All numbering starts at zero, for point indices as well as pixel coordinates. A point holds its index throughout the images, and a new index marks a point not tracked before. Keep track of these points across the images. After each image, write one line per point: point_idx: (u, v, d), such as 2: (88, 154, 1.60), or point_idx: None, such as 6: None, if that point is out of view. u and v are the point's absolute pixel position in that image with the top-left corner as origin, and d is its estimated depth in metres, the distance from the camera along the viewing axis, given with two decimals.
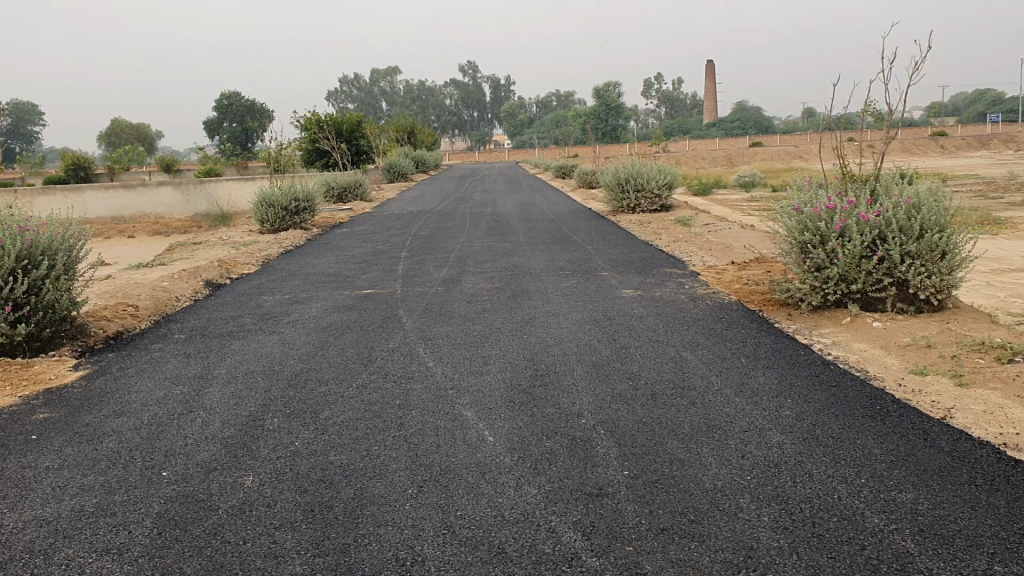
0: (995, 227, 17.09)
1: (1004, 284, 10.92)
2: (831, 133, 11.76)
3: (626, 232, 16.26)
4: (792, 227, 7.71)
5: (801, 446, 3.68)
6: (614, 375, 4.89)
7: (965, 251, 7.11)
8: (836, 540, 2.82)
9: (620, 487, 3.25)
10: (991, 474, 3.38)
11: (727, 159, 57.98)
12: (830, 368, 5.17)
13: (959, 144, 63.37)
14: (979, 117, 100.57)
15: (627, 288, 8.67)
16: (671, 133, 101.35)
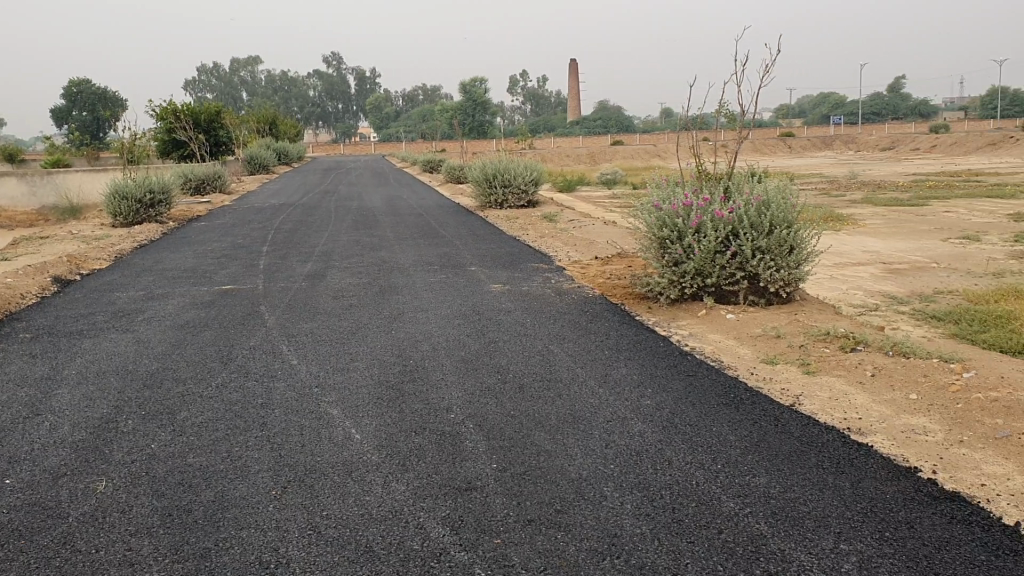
0: (838, 223, 18.09)
1: (847, 278, 11.57)
2: (687, 132, 12.17)
3: (492, 226, 16.36)
4: (651, 222, 7.92)
5: (661, 435, 3.80)
6: (481, 369, 4.91)
7: (810, 247, 7.51)
8: (694, 525, 2.92)
9: (488, 480, 3.27)
10: (837, 457, 3.58)
11: (590, 156, 59.13)
12: (688, 359, 5.36)
13: (806, 144, 66.66)
14: (824, 119, 106.12)
15: (495, 283, 8.72)
16: (537, 130, 102.57)
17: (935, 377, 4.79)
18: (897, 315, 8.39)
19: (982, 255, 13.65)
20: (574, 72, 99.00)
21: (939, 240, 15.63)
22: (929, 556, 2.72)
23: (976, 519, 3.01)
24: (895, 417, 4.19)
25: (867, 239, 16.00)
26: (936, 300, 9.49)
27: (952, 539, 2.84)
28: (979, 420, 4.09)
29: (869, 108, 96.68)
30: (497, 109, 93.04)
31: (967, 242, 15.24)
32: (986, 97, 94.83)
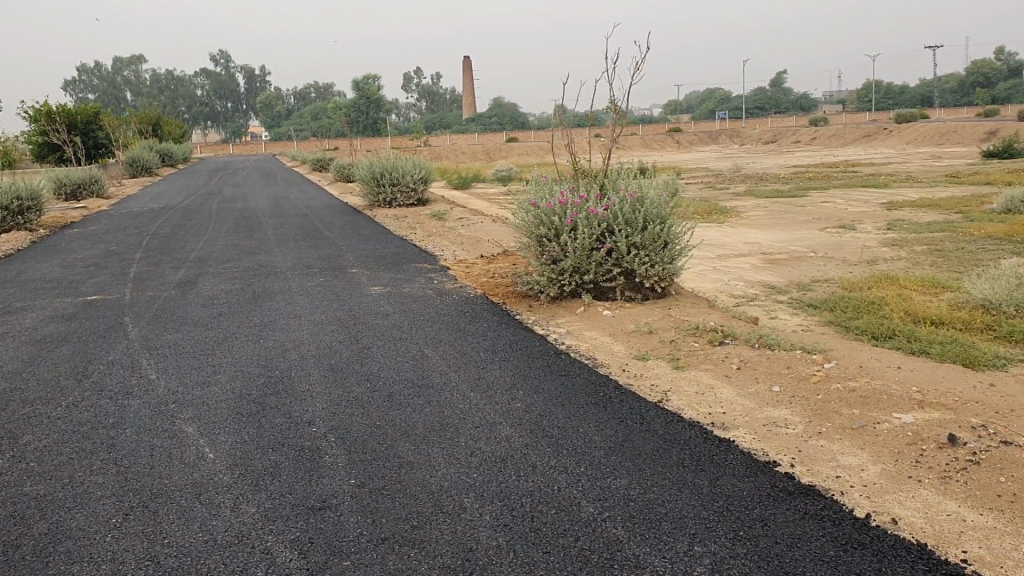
0: (722, 216, 18.52)
1: (729, 269, 11.80)
2: (570, 128, 12.23)
3: (381, 226, 16.13)
4: (529, 221, 7.89)
5: (527, 439, 3.75)
6: (350, 378, 4.78)
7: (683, 242, 7.64)
8: (551, 533, 2.87)
9: (343, 497, 3.16)
10: (698, 454, 3.60)
11: (485, 153, 59.15)
12: (562, 357, 5.35)
13: (694, 138, 68.24)
14: (710, 114, 109.02)
15: (375, 285, 8.57)
16: (432, 128, 102.18)
17: (797, 368, 4.90)
18: (773, 305, 8.60)
19: (856, 244, 14.17)
20: (467, 68, 98.82)
21: (817, 230, 16.16)
22: (780, 554, 2.74)
23: (828, 513, 3.08)
24: (757, 411, 4.26)
25: (750, 231, 16.41)
26: (813, 289, 9.78)
27: (803, 535, 2.88)
28: (837, 411, 4.19)
29: (753, 102, 99.70)
30: (391, 107, 92.23)
31: (843, 231, 15.79)
32: (861, 92, 99.03)
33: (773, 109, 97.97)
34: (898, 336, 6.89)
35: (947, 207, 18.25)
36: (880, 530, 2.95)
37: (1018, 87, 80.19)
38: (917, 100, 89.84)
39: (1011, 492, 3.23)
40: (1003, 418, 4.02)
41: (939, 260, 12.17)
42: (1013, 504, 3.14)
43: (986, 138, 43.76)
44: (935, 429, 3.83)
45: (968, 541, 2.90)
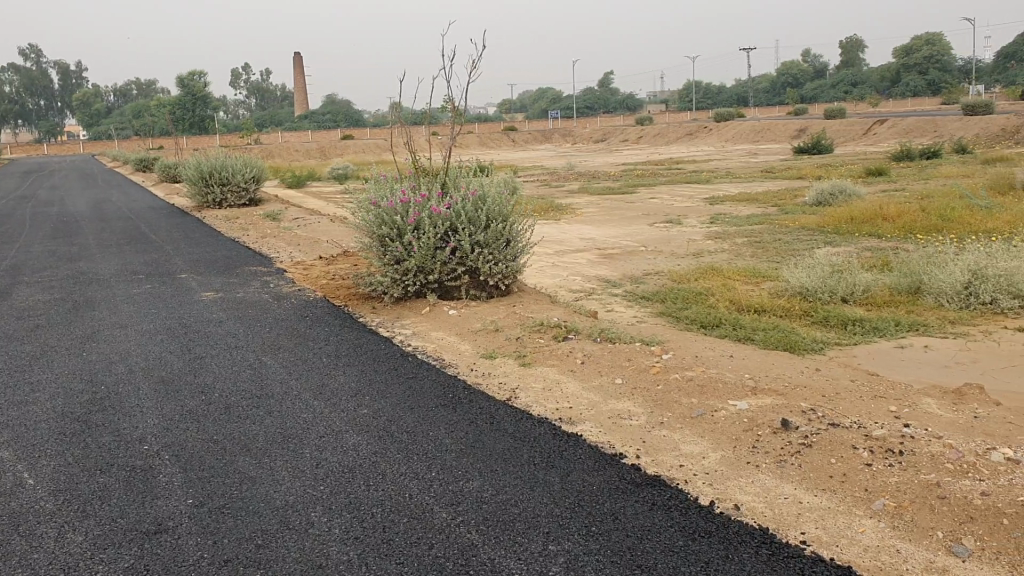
0: (558, 212, 18.87)
1: (566, 264, 12.02)
2: (406, 126, 12.13)
3: (211, 229, 15.49)
4: (370, 220, 7.72)
5: (376, 446, 3.67)
6: (184, 391, 4.53)
7: (524, 239, 7.75)
8: (404, 543, 2.81)
9: (181, 519, 2.98)
10: (548, 451, 3.61)
11: (320, 150, 57.99)
12: (407, 360, 5.28)
13: (528, 137, 69.34)
14: (541, 113, 111.21)
15: (207, 290, 8.21)
16: (263, 125, 99.47)
17: (638, 360, 5.01)
18: (610, 299, 8.83)
19: (684, 238, 14.77)
20: (298, 65, 96.64)
21: (648, 225, 16.72)
22: (632, 547, 2.79)
23: (675, 502, 3.16)
24: (602, 404, 4.33)
25: (585, 226, 16.80)
26: (646, 282, 10.09)
27: (653, 527, 2.95)
28: (677, 401, 4.31)
29: (582, 102, 102.34)
30: (219, 103, 89.00)
31: (670, 225, 16.42)
32: (683, 91, 103.43)
33: (602, 108, 100.96)
34: (724, 325, 7.24)
35: (764, 201, 19.30)
36: (723, 517, 3.06)
37: (823, 88, 85.96)
38: (734, 99, 94.71)
39: (841, 473, 3.42)
40: (829, 401, 4.26)
41: (759, 251, 12.84)
42: (843, 484, 3.34)
43: (796, 135, 46.62)
44: (768, 415, 4.00)
45: (805, 522, 3.05)
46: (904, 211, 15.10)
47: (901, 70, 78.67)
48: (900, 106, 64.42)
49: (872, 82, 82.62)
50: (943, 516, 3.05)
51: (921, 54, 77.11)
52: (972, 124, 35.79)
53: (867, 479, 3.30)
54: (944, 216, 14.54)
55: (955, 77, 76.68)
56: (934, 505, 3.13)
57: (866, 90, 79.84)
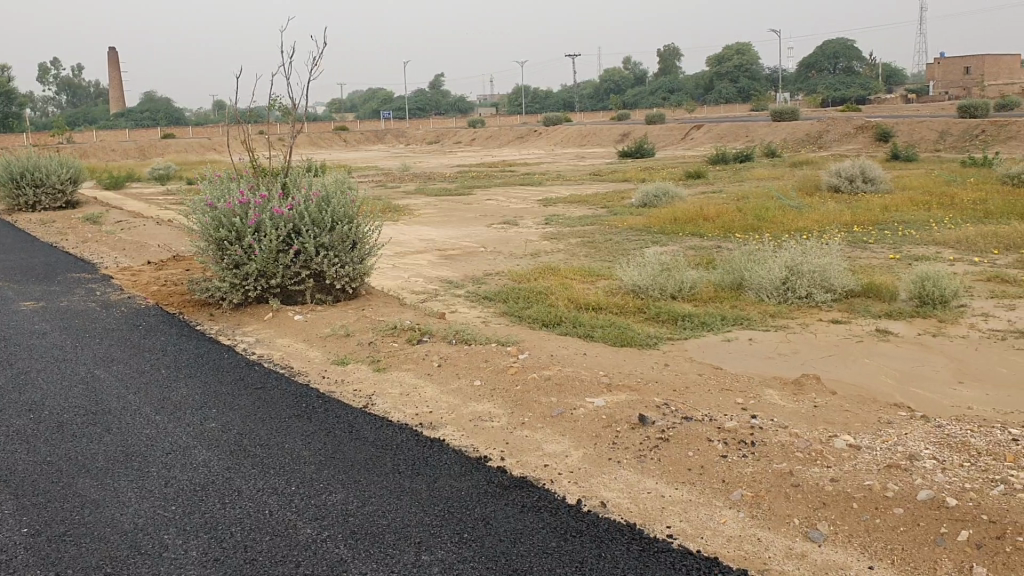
0: (393, 213, 18.71)
1: (407, 266, 11.93)
2: (238, 125, 11.70)
3: (23, 233, 14.42)
4: (206, 222, 7.36)
5: (229, 461, 3.50)
6: (8, 410, 4.17)
7: (370, 240, 7.65)
8: (269, 562, 2.71)
9: (16, 551, 2.75)
10: (411, 458, 3.56)
11: (139, 149, 55.22)
12: (255, 368, 5.08)
13: (360, 137, 68.45)
14: (371, 113, 110.14)
15: (26, 300, 7.64)
16: (76, 122, 93.79)
17: (495, 361, 5.01)
18: (454, 300, 8.82)
19: (521, 238, 14.97)
20: (114, 60, 91.68)
21: (484, 226, 16.85)
22: (506, 552, 2.81)
23: (544, 503, 3.19)
24: (463, 407, 4.30)
25: (423, 228, 16.72)
26: (487, 282, 10.15)
27: (524, 530, 2.96)
28: (536, 400, 4.34)
29: (413, 103, 102.04)
30: (25, 99, 83.16)
31: (507, 226, 16.60)
32: (512, 95, 104.95)
33: (434, 110, 101.11)
34: (565, 323, 7.38)
35: (594, 202, 19.84)
36: (594, 515, 3.11)
37: (645, 93, 89.24)
38: (561, 103, 96.98)
39: (700, 465, 3.54)
40: (681, 396, 4.39)
41: (592, 251, 13.17)
42: (701, 476, 3.46)
43: (621, 138, 48.23)
44: (626, 411, 4.08)
45: (669, 516, 3.16)
46: (723, 211, 15.89)
47: (716, 77, 82.83)
48: (715, 112, 67.80)
49: (689, 88, 86.55)
50: (797, 503, 3.23)
51: (733, 63, 81.45)
52: (781, 128, 38.09)
53: (724, 470, 3.44)
54: (759, 216, 15.39)
55: (764, 86, 81.46)
56: (788, 493, 3.30)
57: (684, 97, 83.44)
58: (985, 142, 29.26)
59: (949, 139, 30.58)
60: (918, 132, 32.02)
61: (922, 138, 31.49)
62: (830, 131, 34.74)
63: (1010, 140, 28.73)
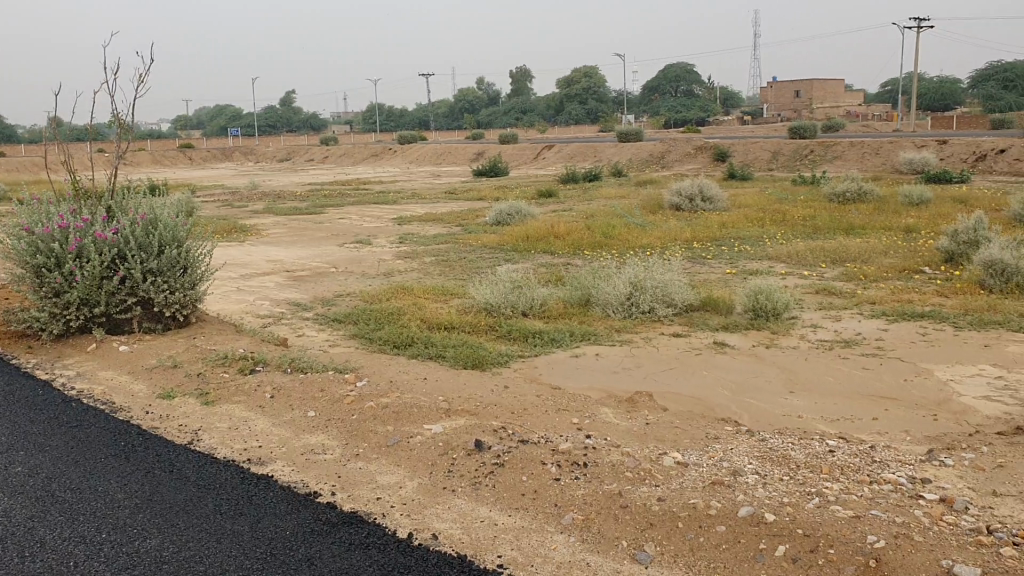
0: (239, 234, 18.11)
1: (251, 289, 11.53)
2: (65, 141, 11.07)
3: None
4: (22, 248, 6.90)
5: (33, 509, 3.29)
6: None
7: (201, 265, 7.38)
8: None
9: None
10: (235, 497, 3.44)
11: None
12: (71, 406, 4.75)
13: (206, 154, 66.23)
14: (219, 131, 106.94)
15: None
16: None
17: (331, 390, 4.88)
18: (300, 323, 8.59)
19: (372, 257, 14.80)
20: None
21: (334, 246, 16.56)
22: None
23: (374, 540, 3.16)
24: (294, 439, 4.18)
25: (271, 249, 16.27)
26: (336, 304, 9.96)
27: (350, 570, 2.93)
28: (371, 429, 4.27)
29: (262, 120, 99.70)
30: None
31: (359, 246, 16.38)
32: (364, 113, 104.15)
33: (284, 128, 99.07)
34: (415, 344, 7.31)
35: (446, 221, 19.84)
36: (422, 549, 3.12)
37: (497, 112, 90.38)
38: (415, 123, 96.94)
39: (533, 489, 3.59)
40: (518, 418, 4.44)
41: (445, 269, 13.14)
42: (534, 501, 3.50)
43: (474, 158, 48.62)
44: (462, 435, 4.07)
45: (501, 545, 3.18)
46: (572, 229, 16.21)
47: (565, 99, 84.76)
48: (565, 133, 69.46)
49: (540, 109, 88.23)
50: (626, 525, 3.32)
51: (581, 84, 83.62)
52: (627, 148, 39.27)
53: (556, 494, 3.50)
54: (606, 234, 15.77)
55: (611, 107, 83.97)
56: (617, 514, 3.39)
57: (534, 117, 85.00)
58: (813, 162, 31.07)
59: (781, 159, 32.30)
60: (753, 152, 33.70)
61: (757, 158, 33.13)
62: (673, 152, 36.08)
63: (835, 160, 30.64)
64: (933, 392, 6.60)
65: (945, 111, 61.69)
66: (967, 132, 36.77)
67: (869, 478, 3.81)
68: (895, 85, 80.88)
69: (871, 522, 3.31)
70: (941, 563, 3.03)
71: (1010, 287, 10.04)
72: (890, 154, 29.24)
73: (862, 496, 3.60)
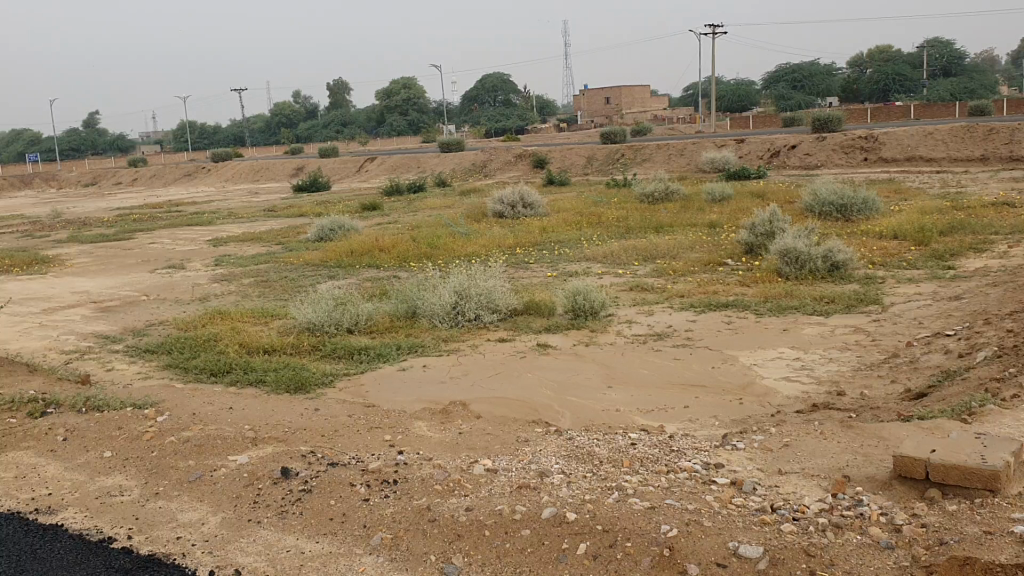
0: (40, 265, 16.98)
1: (55, 323, 10.89)
2: None
3: None
4: None
5: None
6: None
7: None
8: None
9: None
10: (19, 552, 3.80)
11: None
12: None
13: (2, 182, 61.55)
14: (16, 156, 99.73)
15: None
16: None
17: (129, 427, 5.08)
18: (109, 356, 8.18)
19: (187, 282, 14.26)
20: None
21: (146, 272, 15.81)
22: None
23: None
24: (89, 483, 4.46)
25: (76, 279, 15.39)
26: (149, 333, 9.50)
27: None
28: (173, 465, 4.58)
29: (64, 144, 93.72)
30: None
31: (172, 270, 15.73)
32: (176, 131, 99.80)
33: (89, 150, 93.42)
34: (234, 371, 7.06)
35: (266, 239, 19.34)
36: None
37: (317, 127, 88.72)
38: (229, 140, 93.71)
39: (342, 513, 3.95)
40: (327, 441, 4.82)
41: (265, 290, 12.79)
42: (343, 524, 3.87)
43: (295, 174, 47.55)
44: (268, 465, 4.45)
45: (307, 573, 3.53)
46: (396, 240, 16.13)
47: (385, 110, 84.25)
48: (387, 145, 69.06)
49: (360, 122, 87.28)
50: (432, 540, 3.68)
51: (401, 96, 83.40)
52: (448, 158, 39.46)
53: (365, 517, 3.86)
54: (431, 244, 15.83)
55: (431, 117, 84.11)
56: (425, 529, 3.75)
57: (355, 130, 83.97)
58: (625, 165, 32.28)
59: (595, 163, 33.39)
60: (570, 158, 34.60)
61: (573, 163, 34.09)
62: (494, 160, 36.57)
63: (645, 162, 31.99)
64: (737, 376, 6.99)
65: (743, 110, 65.47)
66: (764, 131, 39.16)
67: (667, 468, 4.24)
68: (697, 89, 85.09)
69: (664, 511, 3.71)
70: (728, 545, 3.43)
71: (804, 274, 10.76)
72: (694, 154, 30.75)
73: (659, 486, 4.01)
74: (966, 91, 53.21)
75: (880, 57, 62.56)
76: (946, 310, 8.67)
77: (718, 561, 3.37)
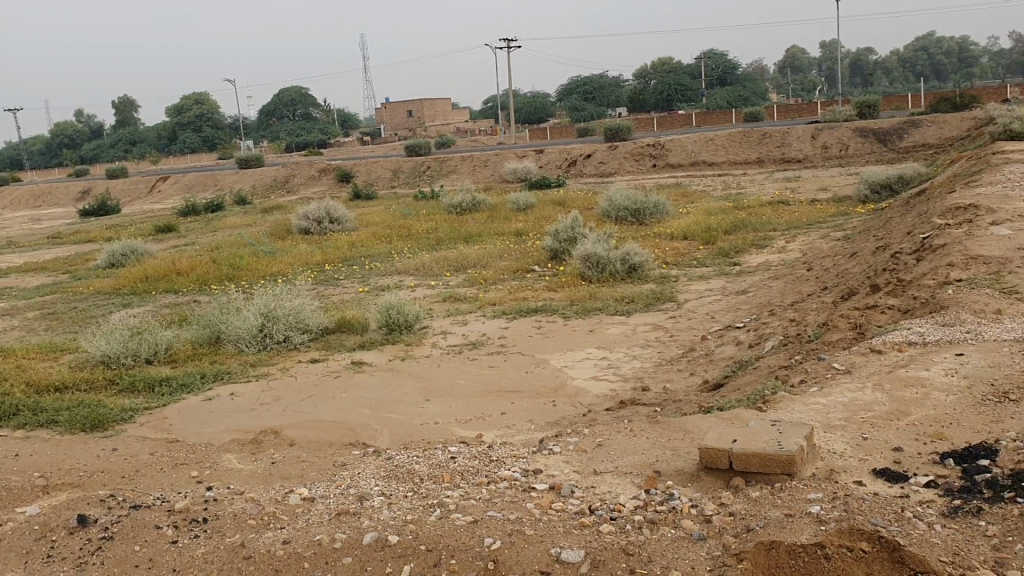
0: None
1: None
2: None
3: None
4: None
5: None
6: None
7: None
8: None
9: None
10: None
11: None
12: None
13: None
14: None
15: None
16: None
17: None
18: None
19: None
20: None
21: None
22: None
23: None
24: None
25: None
26: None
27: None
28: None
29: None
30: None
31: None
32: None
33: None
34: (22, 413, 6.50)
35: (51, 269, 18.02)
36: None
37: (102, 146, 83.63)
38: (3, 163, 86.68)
39: (148, 558, 3.72)
40: (127, 482, 4.57)
41: (52, 324, 11.88)
42: (149, 571, 3.63)
43: (80, 198, 44.56)
44: (62, 515, 4.15)
45: None
46: (196, 263, 15.43)
47: (177, 127, 80.55)
48: (183, 163, 66.03)
49: (150, 140, 83.03)
50: None
51: (194, 112, 80.02)
52: (248, 175, 38.21)
53: (173, 560, 3.65)
54: (233, 265, 15.23)
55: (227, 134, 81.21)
56: (240, 567, 3.59)
57: (145, 148, 79.77)
58: (431, 177, 32.37)
59: (401, 176, 33.30)
60: (374, 171, 34.34)
61: (379, 177, 33.84)
62: (296, 176, 35.75)
63: (450, 174, 32.21)
64: (549, 378, 7.15)
65: (540, 122, 67.31)
66: (562, 141, 40.35)
67: (487, 479, 4.26)
68: (495, 101, 86.66)
69: (487, 524, 3.72)
70: (551, 552, 3.48)
71: (605, 276, 11.13)
72: (497, 165, 31.26)
73: (480, 498, 4.02)
74: (741, 100, 56.96)
75: (663, 68, 65.98)
76: (736, 303, 9.22)
77: (540, 569, 3.41)
